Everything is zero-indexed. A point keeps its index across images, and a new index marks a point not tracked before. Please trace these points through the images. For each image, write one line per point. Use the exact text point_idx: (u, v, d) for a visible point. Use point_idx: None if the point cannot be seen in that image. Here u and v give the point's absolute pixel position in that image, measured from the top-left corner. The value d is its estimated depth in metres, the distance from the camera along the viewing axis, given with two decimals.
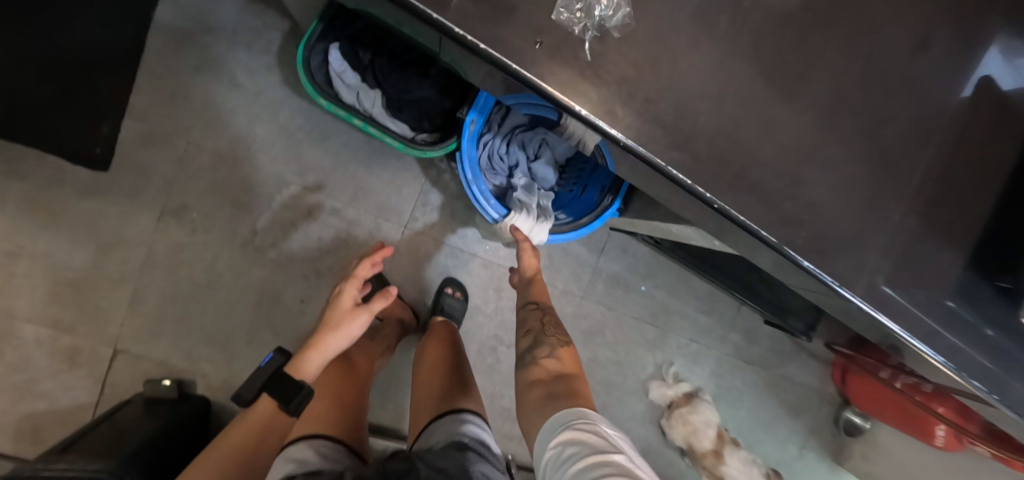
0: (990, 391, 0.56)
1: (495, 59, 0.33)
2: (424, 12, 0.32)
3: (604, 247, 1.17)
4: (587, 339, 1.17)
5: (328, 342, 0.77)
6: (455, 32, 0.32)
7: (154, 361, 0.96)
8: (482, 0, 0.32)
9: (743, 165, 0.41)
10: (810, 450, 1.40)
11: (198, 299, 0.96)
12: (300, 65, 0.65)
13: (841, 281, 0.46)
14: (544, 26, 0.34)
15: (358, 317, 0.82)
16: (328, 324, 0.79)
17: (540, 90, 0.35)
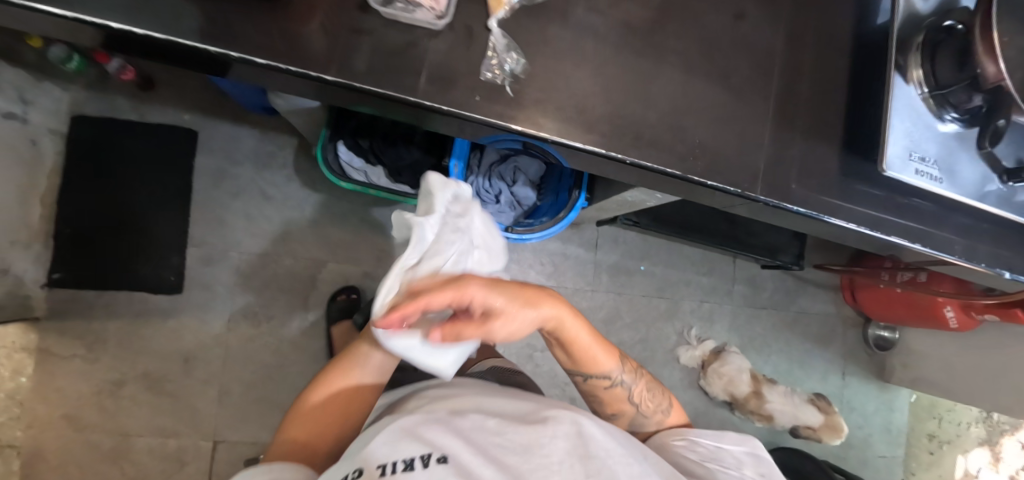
0: (909, 242, 0.70)
1: (455, 113, 0.53)
2: (404, 98, 0.51)
3: (597, 243, 1.26)
4: (607, 326, 1.25)
5: None
6: (426, 105, 0.52)
7: (248, 442, 1.10)
8: (434, 81, 0.52)
9: (639, 129, 0.59)
10: (853, 375, 1.45)
11: (272, 378, 1.13)
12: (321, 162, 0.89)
13: (745, 189, 0.62)
14: (477, 85, 0.53)
15: None
16: None
17: (487, 122, 0.54)
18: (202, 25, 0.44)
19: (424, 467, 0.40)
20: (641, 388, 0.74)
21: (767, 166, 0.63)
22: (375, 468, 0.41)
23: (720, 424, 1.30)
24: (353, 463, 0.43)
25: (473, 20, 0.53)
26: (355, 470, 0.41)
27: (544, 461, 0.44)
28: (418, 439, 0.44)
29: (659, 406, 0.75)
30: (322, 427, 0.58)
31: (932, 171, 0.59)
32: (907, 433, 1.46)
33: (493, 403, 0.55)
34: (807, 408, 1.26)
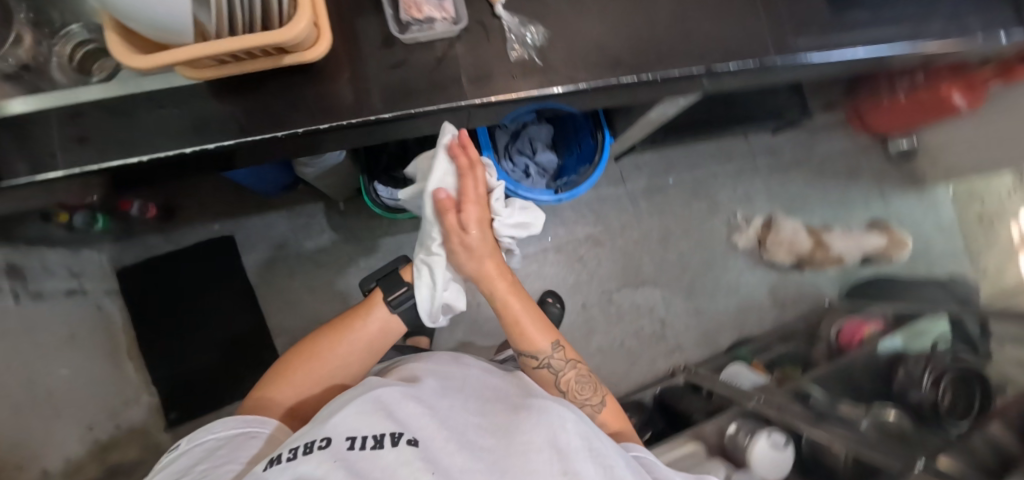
0: (915, 42, 0.75)
1: (502, 100, 0.64)
2: (459, 104, 0.63)
3: (623, 176, 1.31)
4: (664, 245, 1.32)
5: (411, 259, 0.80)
6: (478, 101, 0.63)
7: None
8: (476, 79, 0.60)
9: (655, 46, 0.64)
10: (892, 194, 1.52)
11: None
12: (373, 204, 0.96)
13: (762, 57, 0.67)
14: (511, 68, 0.64)
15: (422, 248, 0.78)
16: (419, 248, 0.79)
17: (530, 97, 0.64)
18: (264, 117, 0.60)
19: (393, 442, 0.46)
20: (573, 376, 0.78)
21: (770, 26, 0.69)
22: (343, 441, 0.46)
23: (796, 285, 1.38)
24: (323, 430, 0.47)
25: (480, 13, 0.65)
26: (322, 439, 0.46)
27: (519, 445, 0.50)
28: (393, 418, 0.49)
29: (593, 399, 0.76)
30: (312, 384, 0.71)
31: None
32: (962, 223, 1.53)
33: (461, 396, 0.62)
34: (871, 235, 1.39)
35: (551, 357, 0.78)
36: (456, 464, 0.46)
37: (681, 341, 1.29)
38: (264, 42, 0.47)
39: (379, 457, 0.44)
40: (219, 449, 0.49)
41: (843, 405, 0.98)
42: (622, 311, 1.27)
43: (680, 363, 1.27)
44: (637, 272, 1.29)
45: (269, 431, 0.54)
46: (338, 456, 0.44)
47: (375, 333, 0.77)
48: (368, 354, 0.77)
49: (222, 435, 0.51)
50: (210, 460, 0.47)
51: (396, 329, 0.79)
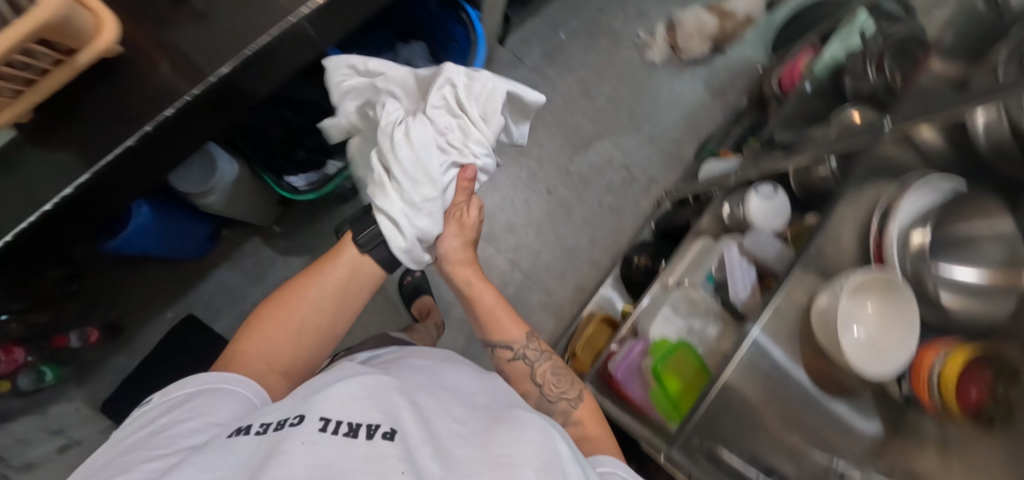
0: None
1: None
2: (291, 21, 0.55)
3: (518, 54, 1.26)
4: (590, 96, 1.29)
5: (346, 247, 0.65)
6: (308, 9, 0.55)
7: None
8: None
9: None
10: None
11: None
12: (287, 194, 0.88)
13: None
14: None
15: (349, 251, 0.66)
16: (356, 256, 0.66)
17: None
18: (100, 141, 0.51)
19: (357, 437, 0.38)
20: (549, 367, 0.66)
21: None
22: (317, 419, 0.40)
23: (724, 69, 1.38)
24: (298, 409, 0.43)
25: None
26: (296, 416, 0.41)
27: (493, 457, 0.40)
28: (370, 409, 0.43)
29: (570, 392, 0.63)
30: (280, 338, 0.59)
31: None
32: None
33: (458, 397, 0.55)
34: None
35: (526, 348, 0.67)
36: (428, 462, 0.37)
37: (652, 172, 1.29)
38: (66, 44, 0.39)
39: (346, 445, 0.37)
40: (185, 402, 0.47)
41: (813, 131, 0.99)
42: (586, 177, 1.26)
43: (661, 192, 1.27)
44: (580, 136, 1.27)
45: (243, 391, 0.51)
46: (307, 435, 0.38)
47: (342, 272, 0.64)
48: (339, 303, 0.64)
49: (196, 388, 0.49)
50: (174, 413, 0.45)
51: (365, 263, 0.66)
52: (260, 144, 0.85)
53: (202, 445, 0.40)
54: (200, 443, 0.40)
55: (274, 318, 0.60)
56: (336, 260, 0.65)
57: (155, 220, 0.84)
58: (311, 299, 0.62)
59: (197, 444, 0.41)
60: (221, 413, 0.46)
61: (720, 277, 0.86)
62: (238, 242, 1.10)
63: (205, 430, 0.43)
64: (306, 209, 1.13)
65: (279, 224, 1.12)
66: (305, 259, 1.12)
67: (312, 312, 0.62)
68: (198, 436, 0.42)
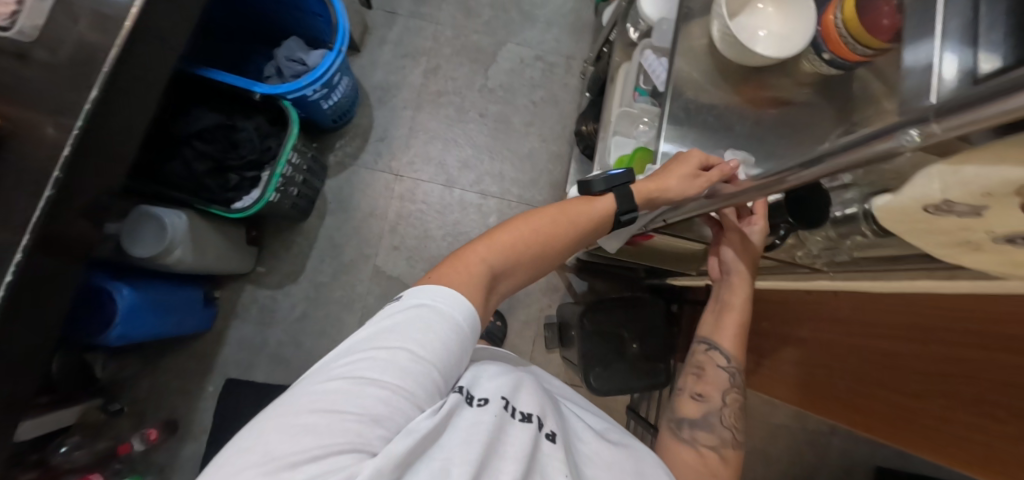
0: None
1: None
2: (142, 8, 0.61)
3: (388, 9, 1.27)
4: (472, 12, 1.29)
5: (565, 224, 0.46)
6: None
7: (539, 349, 1.18)
8: None
9: None
10: None
11: (485, 326, 1.14)
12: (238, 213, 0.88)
13: None
14: None
15: (590, 210, 0.49)
16: (578, 231, 0.47)
17: None
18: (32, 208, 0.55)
19: (538, 432, 0.36)
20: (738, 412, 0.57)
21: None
22: (499, 399, 0.37)
23: None
24: (476, 385, 0.38)
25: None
26: (483, 397, 0.37)
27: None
28: (540, 402, 0.39)
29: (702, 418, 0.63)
30: (514, 259, 0.43)
31: None
32: None
33: (578, 401, 0.52)
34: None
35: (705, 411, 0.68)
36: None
37: (563, 51, 1.29)
38: None
39: (518, 434, 0.34)
40: (396, 364, 0.32)
41: None
42: (508, 85, 1.26)
43: (581, 64, 1.28)
44: (483, 52, 1.27)
45: (438, 326, 0.35)
46: (497, 413, 0.35)
47: (589, 223, 0.48)
48: (542, 262, 0.46)
49: (451, 313, 0.36)
50: (418, 331, 0.34)
51: (607, 224, 0.50)
52: (190, 190, 0.86)
53: (303, 467, 0.26)
54: (315, 456, 0.27)
55: (502, 248, 0.42)
56: (587, 209, 0.48)
57: (142, 297, 0.87)
58: (561, 242, 0.46)
59: (335, 468, 0.26)
60: (407, 385, 0.32)
61: (650, 86, 0.84)
62: (236, 297, 1.14)
63: (336, 415, 0.29)
64: (278, 239, 1.16)
65: (263, 264, 1.15)
66: (301, 281, 1.15)
67: (551, 245, 0.45)
68: (337, 436, 0.28)
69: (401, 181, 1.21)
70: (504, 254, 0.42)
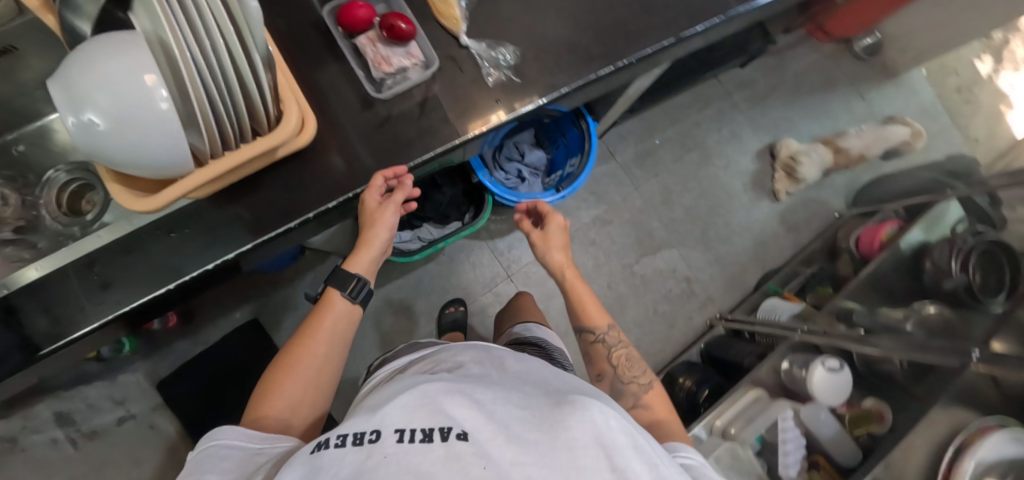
0: None
1: (513, 116, 0.61)
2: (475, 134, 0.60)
3: (612, 149, 1.31)
4: (667, 203, 1.33)
5: (317, 334, 0.57)
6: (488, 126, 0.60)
7: None
8: (468, 112, 0.61)
9: (623, 31, 0.65)
10: (869, 90, 1.49)
11: None
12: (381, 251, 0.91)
13: (724, 11, 0.68)
14: (495, 94, 0.61)
15: (333, 305, 0.60)
16: (343, 327, 0.59)
17: (534, 108, 0.62)
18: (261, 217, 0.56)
19: (452, 442, 0.29)
20: (626, 351, 0.65)
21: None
22: (393, 430, 0.29)
23: (803, 207, 1.39)
24: (374, 416, 0.31)
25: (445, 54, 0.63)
26: (372, 430, 0.30)
27: (570, 442, 0.30)
28: (448, 402, 0.32)
29: (642, 379, 0.62)
30: (302, 388, 0.53)
31: None
32: (939, 99, 1.54)
33: (533, 381, 0.43)
34: (889, 128, 1.40)
35: (609, 331, 0.66)
36: (517, 465, 0.28)
37: (708, 290, 1.31)
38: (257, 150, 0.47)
39: (427, 460, 0.28)
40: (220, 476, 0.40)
41: (886, 310, 1.00)
42: (646, 281, 1.28)
43: (715, 313, 1.29)
44: (650, 240, 1.30)
45: (253, 446, 0.44)
46: (384, 456, 0.28)
47: (342, 318, 0.59)
48: (331, 369, 0.57)
49: (241, 442, 0.44)
50: (218, 466, 0.41)
51: (356, 309, 0.62)
52: None
53: None
54: None
55: (293, 384, 0.53)
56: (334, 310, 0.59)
57: None
58: (324, 350, 0.56)
59: None
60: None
61: (767, 437, 0.89)
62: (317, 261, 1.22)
63: None
64: None
65: None
66: None
67: (327, 360, 0.56)
68: None
69: (503, 282, 1.23)
70: (298, 391, 0.53)
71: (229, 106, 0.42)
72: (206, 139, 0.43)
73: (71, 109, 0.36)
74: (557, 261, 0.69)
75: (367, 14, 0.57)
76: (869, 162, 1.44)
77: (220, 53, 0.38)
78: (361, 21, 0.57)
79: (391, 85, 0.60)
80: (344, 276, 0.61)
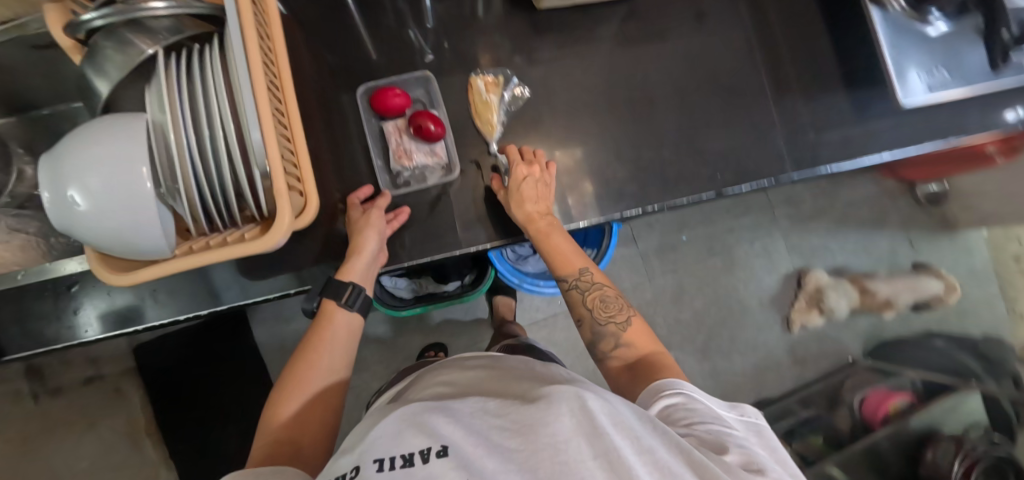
0: (951, 135, 0.68)
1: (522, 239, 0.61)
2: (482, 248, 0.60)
3: (635, 235, 1.28)
4: (675, 302, 1.28)
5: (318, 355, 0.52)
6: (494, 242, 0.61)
7: None
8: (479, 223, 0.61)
9: (661, 174, 0.62)
10: (921, 240, 1.38)
11: None
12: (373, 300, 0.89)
13: (775, 175, 0.63)
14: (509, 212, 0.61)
15: (330, 324, 0.54)
16: (345, 342, 0.55)
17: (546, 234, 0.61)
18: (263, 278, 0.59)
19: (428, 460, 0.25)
20: (604, 293, 0.54)
21: (782, 125, 0.65)
22: (372, 462, 0.27)
23: (817, 343, 1.31)
24: (359, 453, 0.29)
25: (474, 152, 0.63)
26: (355, 469, 0.27)
27: (546, 438, 0.25)
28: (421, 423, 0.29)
29: (620, 318, 0.52)
30: (310, 414, 0.48)
31: (945, 80, 0.62)
32: (998, 266, 1.38)
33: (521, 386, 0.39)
34: (921, 281, 1.34)
35: (585, 274, 0.55)
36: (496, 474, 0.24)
37: None
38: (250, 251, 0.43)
39: None
40: None
41: None
42: None
43: None
44: None
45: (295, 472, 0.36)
46: None
47: (340, 333, 0.55)
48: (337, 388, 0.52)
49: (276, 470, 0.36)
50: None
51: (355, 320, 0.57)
52: None
53: None
54: None
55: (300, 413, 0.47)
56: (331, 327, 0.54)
57: None
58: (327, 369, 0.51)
59: None
60: None
61: None
62: None
63: None
64: None
65: None
66: None
67: (332, 382, 0.51)
68: None
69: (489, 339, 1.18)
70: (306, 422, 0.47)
71: (217, 186, 0.41)
72: (190, 217, 0.41)
73: (54, 191, 0.37)
74: (526, 209, 0.57)
75: (401, 104, 0.61)
76: (900, 314, 1.35)
77: (215, 137, 0.40)
78: (394, 109, 0.61)
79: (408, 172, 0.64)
80: (336, 287, 0.54)
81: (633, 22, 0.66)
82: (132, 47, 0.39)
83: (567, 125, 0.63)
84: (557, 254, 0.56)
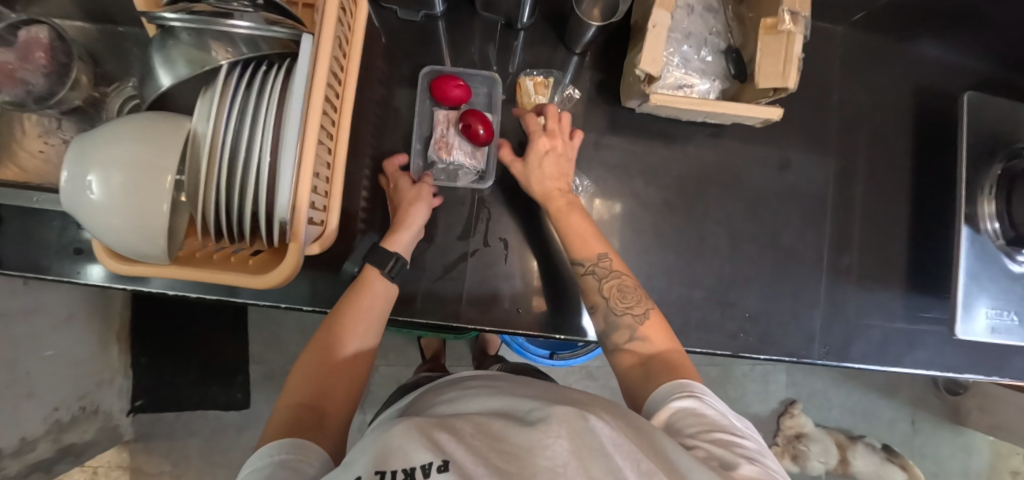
0: (991, 374, 0.63)
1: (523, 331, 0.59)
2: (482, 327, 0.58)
3: None
4: None
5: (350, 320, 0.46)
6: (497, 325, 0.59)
7: None
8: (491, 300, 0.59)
9: (684, 314, 0.59)
10: (924, 422, 1.31)
11: None
12: None
13: (799, 354, 0.60)
14: (520, 300, 0.59)
15: (365, 291, 0.49)
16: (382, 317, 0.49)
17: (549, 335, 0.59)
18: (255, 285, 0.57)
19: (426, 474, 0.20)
20: (622, 280, 0.49)
21: (827, 305, 0.61)
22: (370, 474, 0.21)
23: None
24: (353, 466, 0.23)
25: (510, 224, 0.61)
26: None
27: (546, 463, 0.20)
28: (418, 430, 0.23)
29: (638, 307, 0.46)
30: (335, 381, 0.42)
31: (1011, 324, 0.56)
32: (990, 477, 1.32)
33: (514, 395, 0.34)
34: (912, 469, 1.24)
35: (602, 261, 0.50)
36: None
37: None
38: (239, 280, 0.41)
39: None
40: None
41: None
42: None
43: None
44: None
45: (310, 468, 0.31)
46: None
47: (376, 300, 0.49)
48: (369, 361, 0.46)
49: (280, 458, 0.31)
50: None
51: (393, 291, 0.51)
52: None
53: None
54: None
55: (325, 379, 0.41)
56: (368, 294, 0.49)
57: None
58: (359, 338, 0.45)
59: None
60: None
61: None
62: None
63: None
64: None
65: None
66: None
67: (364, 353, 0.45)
68: None
69: (463, 367, 1.15)
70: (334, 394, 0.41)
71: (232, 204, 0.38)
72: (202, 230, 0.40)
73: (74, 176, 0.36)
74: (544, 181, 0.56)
75: (459, 97, 0.59)
76: None
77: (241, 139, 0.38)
78: (450, 100, 0.60)
79: (441, 166, 0.62)
80: (381, 255, 0.51)
81: (714, 148, 0.63)
82: (207, 53, 0.39)
83: (600, 209, 0.61)
84: (582, 240, 0.52)
